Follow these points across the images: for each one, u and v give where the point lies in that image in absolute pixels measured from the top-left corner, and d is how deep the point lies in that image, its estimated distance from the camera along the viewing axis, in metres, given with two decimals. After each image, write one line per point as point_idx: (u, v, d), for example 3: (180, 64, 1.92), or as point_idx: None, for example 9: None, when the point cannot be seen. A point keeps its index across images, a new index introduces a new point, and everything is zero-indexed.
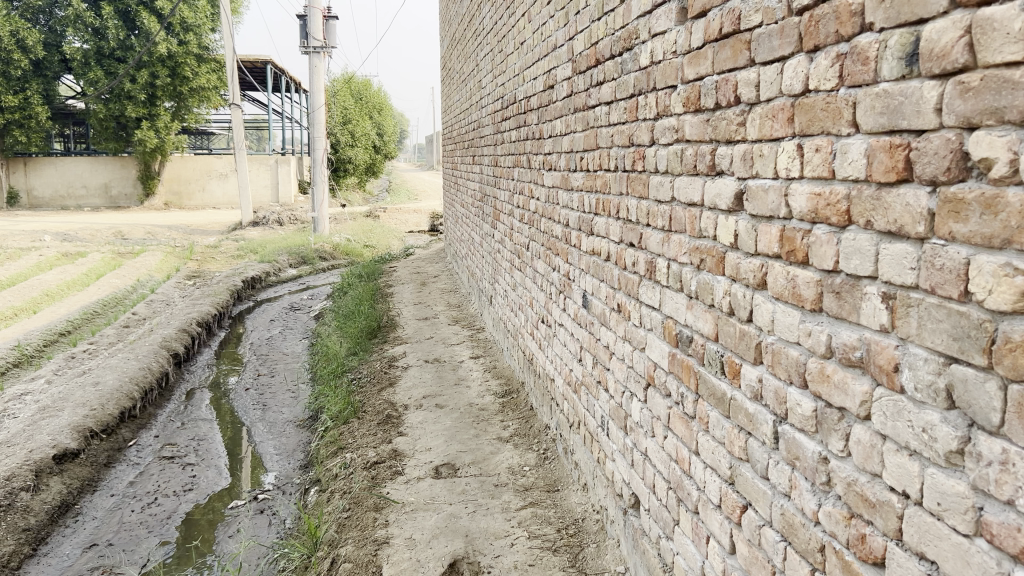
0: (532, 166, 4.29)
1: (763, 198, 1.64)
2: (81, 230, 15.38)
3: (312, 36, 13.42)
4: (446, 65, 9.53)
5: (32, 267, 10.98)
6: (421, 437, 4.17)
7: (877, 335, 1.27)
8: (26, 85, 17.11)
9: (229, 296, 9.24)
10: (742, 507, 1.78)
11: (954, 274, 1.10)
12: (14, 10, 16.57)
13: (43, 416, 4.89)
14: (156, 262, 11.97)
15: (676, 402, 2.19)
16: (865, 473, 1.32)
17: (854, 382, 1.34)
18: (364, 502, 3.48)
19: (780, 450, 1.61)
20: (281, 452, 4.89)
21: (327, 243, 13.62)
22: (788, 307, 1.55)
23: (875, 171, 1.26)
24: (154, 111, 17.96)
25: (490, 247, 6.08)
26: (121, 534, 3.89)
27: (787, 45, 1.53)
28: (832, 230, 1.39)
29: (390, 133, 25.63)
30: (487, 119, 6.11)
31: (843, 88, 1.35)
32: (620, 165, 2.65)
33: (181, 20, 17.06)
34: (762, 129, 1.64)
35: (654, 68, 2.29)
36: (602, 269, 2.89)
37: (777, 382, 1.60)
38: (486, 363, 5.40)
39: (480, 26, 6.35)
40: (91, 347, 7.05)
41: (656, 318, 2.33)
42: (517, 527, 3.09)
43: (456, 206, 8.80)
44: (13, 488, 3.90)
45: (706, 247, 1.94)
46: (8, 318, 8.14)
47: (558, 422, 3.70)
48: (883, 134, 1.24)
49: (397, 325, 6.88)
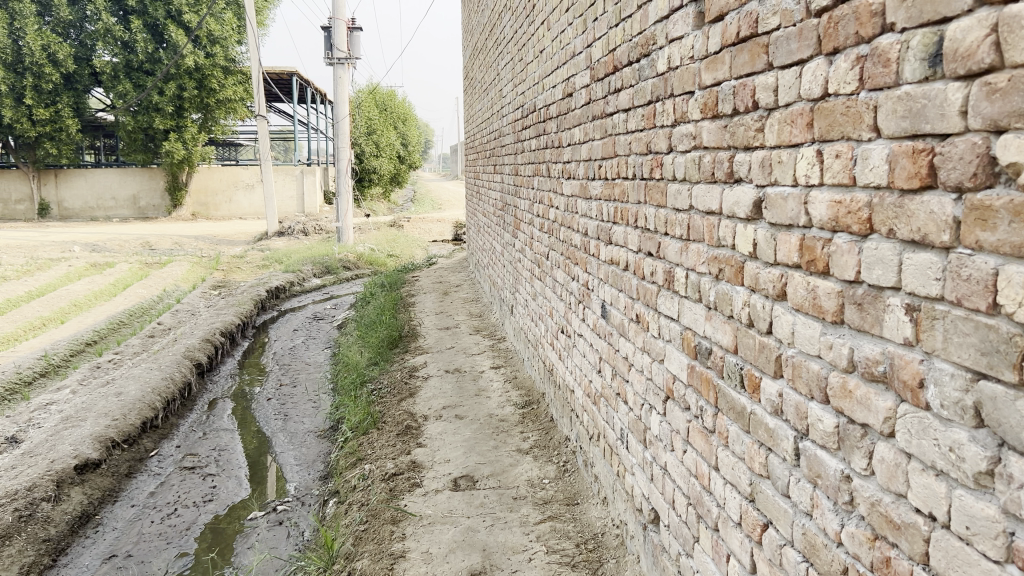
0: (551, 175, 4.25)
1: (782, 206, 1.59)
2: (110, 241, 15.56)
3: (336, 48, 13.51)
4: (468, 74, 9.51)
5: (61, 277, 11.10)
6: (440, 449, 4.14)
7: (901, 348, 1.21)
8: (56, 99, 17.38)
9: (253, 306, 9.29)
10: (763, 526, 1.72)
11: (981, 285, 1.04)
12: (46, 25, 16.83)
13: (66, 426, 4.91)
14: (183, 272, 12.08)
15: (695, 415, 2.14)
16: (890, 493, 1.26)
17: (876, 398, 1.28)
18: (380, 514, 3.45)
19: (801, 467, 1.55)
20: (301, 463, 4.87)
21: (351, 253, 13.66)
22: (809, 318, 1.49)
23: (897, 178, 1.20)
24: (181, 123, 18.19)
25: (511, 256, 6.04)
26: (140, 545, 3.89)
27: (806, 48, 1.48)
28: (853, 238, 1.34)
29: (414, 143, 25.75)
30: (508, 128, 6.07)
31: (863, 92, 1.30)
32: (638, 173, 2.61)
33: (207, 33, 17.23)
34: (781, 134, 1.59)
35: (672, 74, 2.24)
36: (621, 278, 2.84)
37: (797, 397, 1.55)
38: (507, 373, 5.37)
39: (501, 35, 6.32)
40: (116, 357, 7.10)
41: (674, 330, 2.28)
42: (535, 541, 3.04)
43: (478, 215, 8.78)
44: (34, 499, 3.91)
45: (725, 256, 1.89)
46: (36, 328, 8.22)
47: (579, 434, 3.65)
48: (906, 138, 1.19)
49: (418, 334, 6.86)
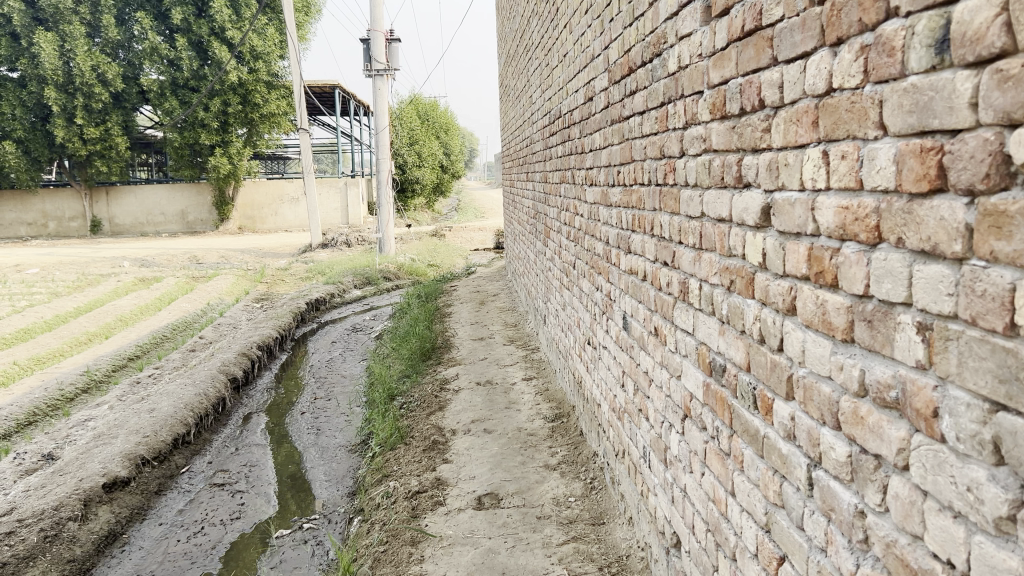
0: (576, 181, 4.13)
1: (789, 212, 1.46)
2: (158, 255, 15.77)
3: (375, 60, 13.53)
4: (503, 81, 9.38)
5: (110, 293, 11.27)
6: (467, 465, 4.05)
7: (913, 372, 1.08)
8: (106, 117, 17.74)
9: (292, 318, 9.30)
10: (779, 559, 1.59)
11: (997, 303, 0.90)
12: (95, 45, 17.19)
13: (99, 443, 4.93)
14: (227, 285, 12.18)
15: (712, 436, 2.00)
16: (905, 534, 1.12)
17: (889, 426, 1.14)
18: (400, 535, 3.38)
19: (815, 498, 1.41)
20: (331, 478, 4.81)
21: (392, 264, 13.65)
22: (819, 336, 1.36)
23: (906, 180, 1.07)
24: (227, 138, 18.46)
25: (543, 264, 5.92)
26: (165, 565, 3.86)
27: (809, 40, 1.35)
28: (861, 248, 1.20)
29: (457, 152, 25.70)
30: (537, 134, 5.95)
31: (868, 85, 1.17)
32: (653, 178, 2.48)
33: (251, 49, 17.42)
34: (787, 135, 1.46)
35: (682, 74, 2.12)
36: (640, 288, 2.71)
37: (809, 422, 1.41)
38: (539, 386, 5.24)
39: (530, 40, 6.20)
40: (156, 372, 7.13)
41: (690, 344, 2.15)
42: (556, 564, 2.91)
43: (514, 224, 8.67)
44: (60, 519, 3.92)
45: (736, 267, 1.76)
46: (82, 343, 8.32)
47: (606, 450, 3.52)
48: (913, 136, 1.05)
49: (451, 346, 6.79)
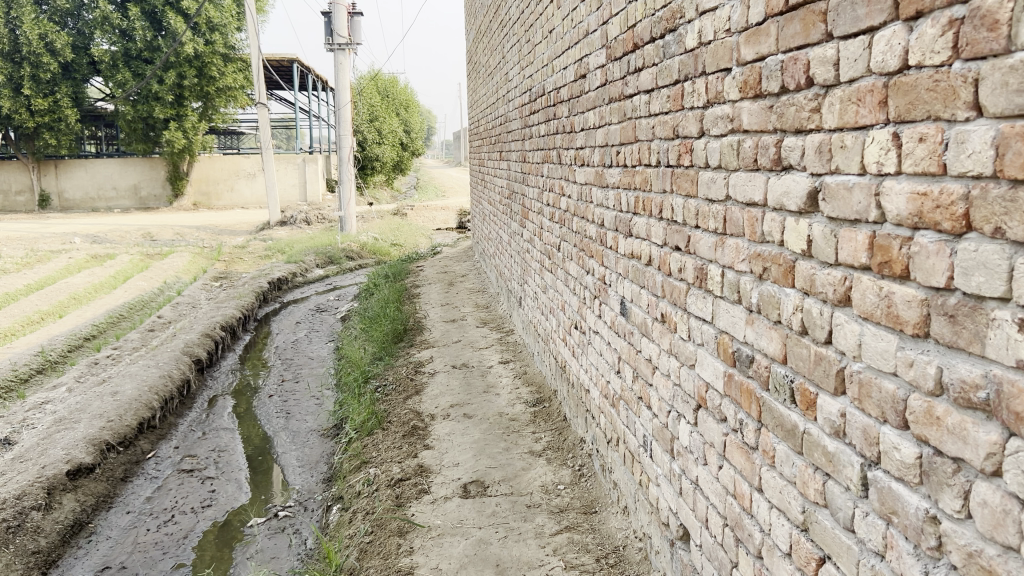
0: (563, 162, 4.03)
1: (845, 197, 1.37)
2: (111, 231, 15.30)
3: (337, 33, 13.17)
4: (473, 57, 9.18)
5: (61, 270, 10.86)
6: (448, 452, 3.95)
7: (1012, 372, 1.01)
8: (55, 88, 17.08)
9: (254, 298, 9.07)
10: (819, 560, 1.52)
11: None
12: (42, 13, 16.54)
13: (59, 428, 4.71)
14: (184, 262, 11.84)
15: (733, 428, 1.92)
16: (993, 543, 1.05)
17: (975, 429, 1.07)
18: (387, 526, 3.29)
19: (870, 500, 1.34)
20: (304, 464, 4.68)
21: (354, 243, 13.42)
22: (882, 330, 1.28)
23: (1010, 165, 1.00)
24: (181, 112, 17.94)
25: (519, 246, 5.83)
26: (135, 556, 3.71)
27: (878, 13, 1.26)
28: (942, 238, 1.13)
29: (417, 130, 25.30)
30: (514, 113, 5.83)
31: (957, 62, 1.09)
32: (663, 160, 2.39)
33: (206, 20, 16.94)
34: (843, 116, 1.37)
35: (703, 51, 2.02)
36: (643, 274, 2.62)
37: (865, 420, 1.34)
38: (516, 369, 5.15)
39: (507, 16, 6.04)
40: (115, 353, 6.87)
41: (707, 333, 2.07)
42: (552, 556, 2.84)
43: (483, 204, 8.55)
44: (24, 508, 3.73)
45: (771, 254, 1.68)
46: (34, 323, 7.98)
47: (595, 437, 3.44)
48: (1019, 118, 0.98)
49: (423, 328, 6.67)
